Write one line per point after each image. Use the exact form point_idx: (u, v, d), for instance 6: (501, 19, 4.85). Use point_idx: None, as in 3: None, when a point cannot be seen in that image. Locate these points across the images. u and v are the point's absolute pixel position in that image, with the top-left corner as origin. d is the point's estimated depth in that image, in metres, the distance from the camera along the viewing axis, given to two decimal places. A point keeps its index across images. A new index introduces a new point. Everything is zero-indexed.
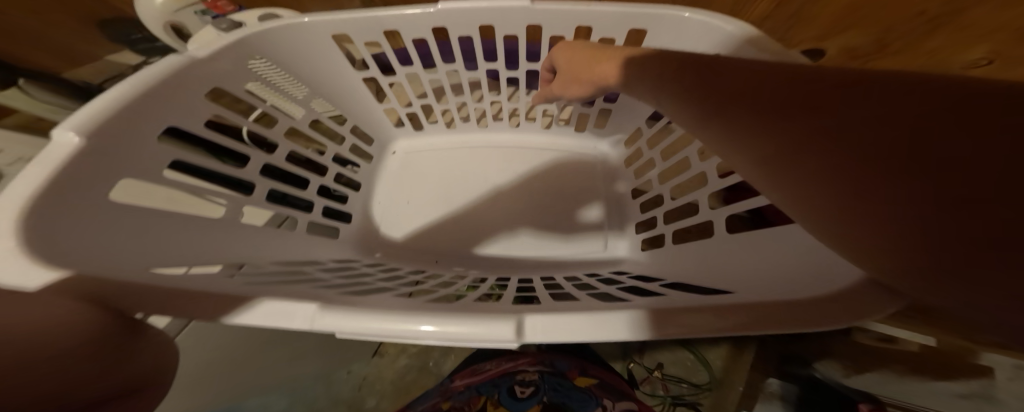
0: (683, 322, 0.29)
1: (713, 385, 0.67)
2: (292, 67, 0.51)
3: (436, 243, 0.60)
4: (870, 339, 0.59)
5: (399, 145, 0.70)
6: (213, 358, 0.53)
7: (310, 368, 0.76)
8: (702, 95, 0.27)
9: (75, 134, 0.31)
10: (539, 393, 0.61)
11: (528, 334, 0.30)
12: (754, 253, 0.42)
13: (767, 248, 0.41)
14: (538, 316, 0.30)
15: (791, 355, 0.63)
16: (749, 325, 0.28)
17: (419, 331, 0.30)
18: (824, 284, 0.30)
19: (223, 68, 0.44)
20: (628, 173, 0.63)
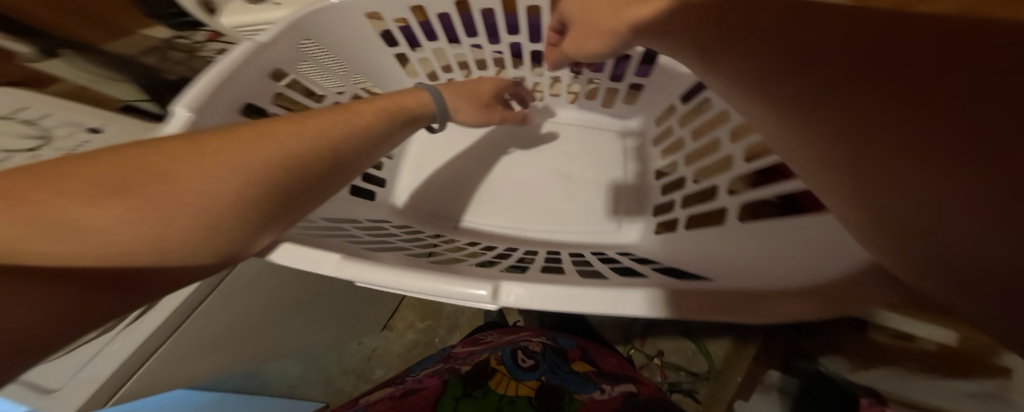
0: (698, 300, 0.30)
1: (711, 375, 0.67)
2: (336, 47, 0.51)
3: (455, 213, 0.60)
4: (887, 337, 0.48)
5: None
6: (246, 317, 0.53)
7: (326, 338, 0.80)
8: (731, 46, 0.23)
9: (185, 110, 0.35)
10: (540, 369, 0.52)
11: (504, 297, 0.31)
12: (767, 239, 0.41)
13: (777, 228, 0.41)
14: (516, 283, 0.31)
15: (795, 349, 0.58)
16: (759, 308, 0.29)
17: (445, 293, 0.31)
18: (828, 268, 0.30)
19: (282, 50, 0.45)
20: (655, 153, 0.61)
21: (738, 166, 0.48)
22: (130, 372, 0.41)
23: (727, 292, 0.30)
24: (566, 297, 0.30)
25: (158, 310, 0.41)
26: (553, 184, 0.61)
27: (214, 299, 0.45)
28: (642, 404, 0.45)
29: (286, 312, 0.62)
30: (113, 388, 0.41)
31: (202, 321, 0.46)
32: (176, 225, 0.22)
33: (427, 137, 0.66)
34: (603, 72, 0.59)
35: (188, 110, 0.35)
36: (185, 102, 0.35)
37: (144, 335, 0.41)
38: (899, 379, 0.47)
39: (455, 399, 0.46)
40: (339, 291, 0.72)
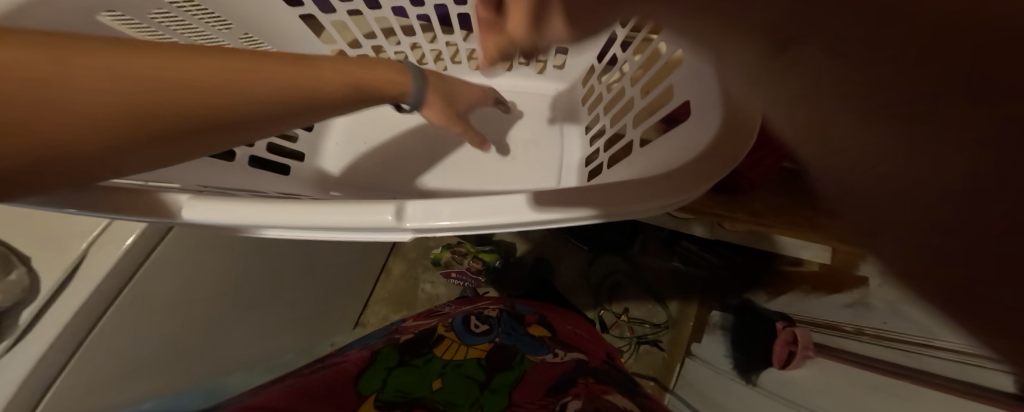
0: (580, 197, 0.32)
1: (670, 323, 0.72)
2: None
3: (400, 186, 0.58)
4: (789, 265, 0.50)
5: None
6: (180, 315, 0.47)
7: (288, 341, 0.71)
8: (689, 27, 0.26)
9: None
10: (493, 332, 0.53)
11: (407, 217, 0.32)
12: (652, 161, 0.42)
13: (664, 149, 0.42)
14: (418, 202, 0.33)
15: (730, 288, 0.61)
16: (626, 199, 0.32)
17: (363, 222, 0.33)
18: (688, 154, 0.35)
19: None
20: (582, 111, 0.62)
21: (639, 104, 0.49)
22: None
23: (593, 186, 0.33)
24: (474, 213, 0.32)
25: (43, 332, 0.34)
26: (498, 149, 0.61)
27: (119, 309, 0.39)
28: (591, 371, 0.44)
29: (227, 317, 0.55)
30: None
31: (109, 337, 0.39)
32: None
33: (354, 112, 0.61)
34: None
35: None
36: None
37: (29, 366, 0.33)
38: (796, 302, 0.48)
39: (388, 370, 0.45)
40: (292, 288, 0.66)
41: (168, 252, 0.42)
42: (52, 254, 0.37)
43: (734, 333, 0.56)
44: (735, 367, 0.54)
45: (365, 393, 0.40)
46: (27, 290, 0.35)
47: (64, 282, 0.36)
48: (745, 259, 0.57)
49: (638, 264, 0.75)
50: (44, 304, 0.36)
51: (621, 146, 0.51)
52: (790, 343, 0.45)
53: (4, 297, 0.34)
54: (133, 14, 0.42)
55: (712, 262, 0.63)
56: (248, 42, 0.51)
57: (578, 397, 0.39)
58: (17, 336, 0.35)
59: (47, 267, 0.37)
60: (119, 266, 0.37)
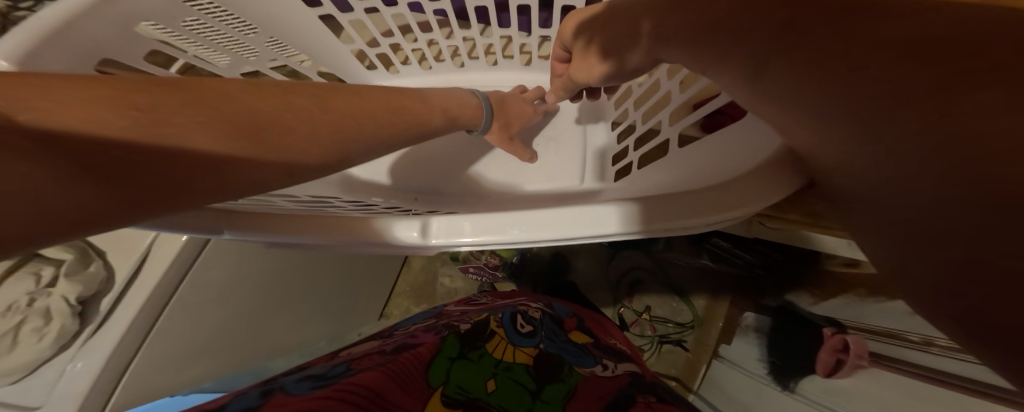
0: (651, 211, 0.32)
1: (697, 324, 0.68)
2: (242, 8, 0.45)
3: (417, 181, 0.60)
4: (840, 265, 0.44)
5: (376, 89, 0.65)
6: (229, 306, 0.50)
7: (319, 333, 0.75)
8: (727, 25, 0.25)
9: None
10: (538, 336, 0.52)
11: (433, 234, 0.35)
12: (699, 167, 0.42)
13: (718, 149, 0.40)
14: (443, 218, 0.35)
15: (763, 288, 0.57)
16: (701, 211, 0.32)
17: (407, 243, 0.35)
18: (748, 165, 0.34)
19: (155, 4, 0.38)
20: (610, 105, 0.59)
21: (676, 98, 0.47)
22: (108, 392, 0.38)
23: (651, 200, 0.33)
24: (527, 230, 0.33)
25: (119, 317, 0.39)
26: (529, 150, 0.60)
27: (181, 297, 0.43)
28: (649, 388, 0.41)
29: (269, 309, 0.59)
30: (96, 405, 0.37)
31: (173, 324, 0.43)
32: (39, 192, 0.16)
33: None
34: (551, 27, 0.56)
35: (8, 62, 0.28)
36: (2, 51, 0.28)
37: (112, 345, 0.38)
38: (847, 305, 0.43)
39: (450, 360, 0.46)
40: (324, 282, 0.70)
41: (220, 250, 0.45)
42: (120, 251, 0.42)
43: (773, 337, 0.53)
44: (770, 372, 0.52)
45: (433, 385, 0.42)
46: (105, 281, 0.40)
47: (134, 272, 0.41)
48: (785, 259, 0.53)
49: (666, 261, 0.72)
50: (118, 293, 0.40)
51: (654, 144, 0.49)
52: (837, 351, 0.42)
53: (84, 287, 0.39)
54: (169, 24, 0.41)
55: (747, 261, 0.60)
56: (276, 45, 0.51)
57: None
58: (98, 322, 0.39)
59: (119, 263, 0.42)
60: (177, 261, 0.41)
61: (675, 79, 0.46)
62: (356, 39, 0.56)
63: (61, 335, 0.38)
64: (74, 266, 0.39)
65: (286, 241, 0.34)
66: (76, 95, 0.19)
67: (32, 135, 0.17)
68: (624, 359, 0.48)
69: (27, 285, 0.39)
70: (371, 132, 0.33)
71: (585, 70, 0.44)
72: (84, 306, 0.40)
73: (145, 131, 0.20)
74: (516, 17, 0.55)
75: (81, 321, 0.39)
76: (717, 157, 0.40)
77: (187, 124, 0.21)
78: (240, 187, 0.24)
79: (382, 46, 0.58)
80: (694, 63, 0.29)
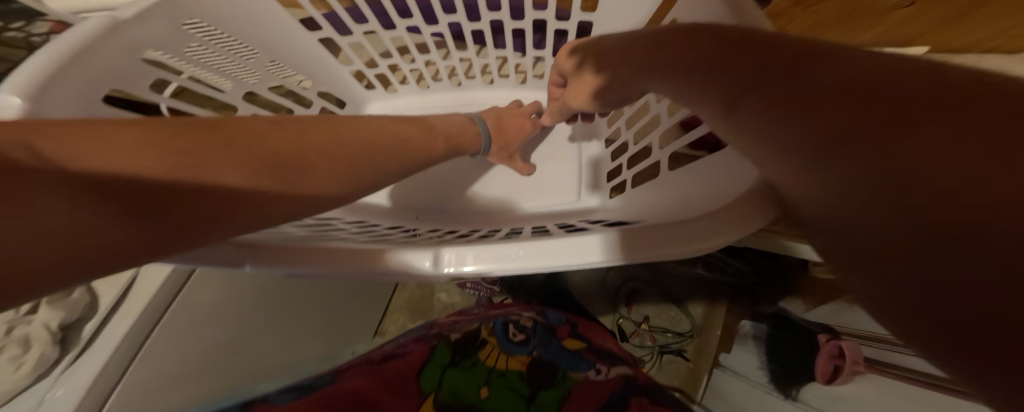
0: (646, 239, 0.33)
1: (695, 333, 0.68)
2: (242, 33, 0.46)
3: (416, 199, 0.60)
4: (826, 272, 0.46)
5: (374, 109, 0.66)
6: (220, 326, 0.50)
7: (316, 355, 0.73)
8: (713, 58, 0.28)
9: (18, 98, 0.27)
10: (530, 344, 0.50)
11: (444, 263, 0.35)
12: (686, 188, 0.43)
13: (704, 170, 0.41)
14: (452, 250, 0.35)
15: (760, 296, 0.58)
16: (685, 237, 0.33)
17: (418, 271, 0.35)
18: (733, 188, 0.35)
19: (159, 32, 0.39)
20: (602, 123, 0.60)
21: (665, 121, 0.48)
22: None
23: (645, 229, 0.34)
24: (533, 257, 0.34)
25: (103, 343, 0.38)
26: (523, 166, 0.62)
27: (169, 319, 0.42)
28: (642, 389, 0.41)
29: (260, 329, 0.58)
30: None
31: (160, 349, 0.42)
32: (65, 223, 0.16)
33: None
34: (545, 48, 0.58)
35: (21, 98, 0.27)
36: (15, 86, 0.27)
37: (94, 371, 0.37)
38: (841, 311, 0.44)
39: (442, 368, 0.46)
40: (319, 299, 0.69)
41: (201, 284, 0.45)
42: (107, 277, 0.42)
43: (771, 343, 0.53)
44: (771, 380, 0.51)
45: (425, 391, 0.43)
46: (88, 307, 0.40)
47: (121, 296, 0.40)
48: (777, 267, 0.56)
49: (662, 272, 0.72)
50: (102, 318, 0.39)
51: (647, 164, 0.50)
52: (834, 357, 0.42)
53: (67, 312, 0.38)
54: (172, 51, 0.41)
55: (740, 269, 0.61)
56: (274, 66, 0.52)
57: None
58: (80, 347, 0.38)
59: (103, 288, 0.41)
60: (167, 284, 0.41)
61: (662, 103, 0.47)
62: (354, 61, 0.57)
63: (40, 364, 0.37)
64: (56, 294, 0.39)
65: (294, 270, 0.33)
66: (94, 130, 0.19)
67: (49, 167, 0.16)
68: (619, 361, 0.47)
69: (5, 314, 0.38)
70: (379, 157, 0.33)
71: (580, 96, 0.45)
72: (66, 332, 0.39)
73: (163, 162, 0.20)
74: (511, 38, 0.57)
75: (61, 349, 0.38)
76: (703, 180, 0.41)
77: (203, 156, 0.22)
78: (255, 217, 0.24)
79: (381, 67, 0.59)
80: (675, 92, 0.31)
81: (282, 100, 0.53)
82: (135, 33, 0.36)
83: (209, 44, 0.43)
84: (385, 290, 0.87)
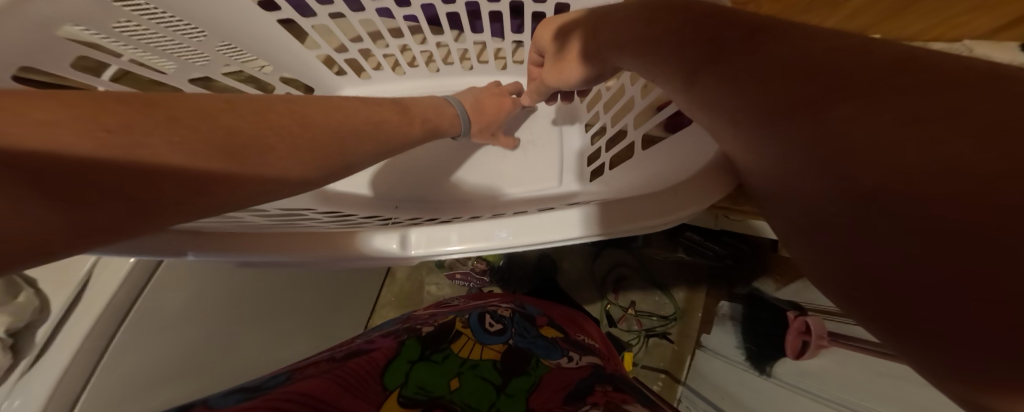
0: (623, 211, 0.33)
1: (678, 315, 0.70)
2: (194, 13, 0.42)
3: (398, 189, 0.58)
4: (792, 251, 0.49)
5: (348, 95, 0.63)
6: (192, 326, 0.47)
7: (298, 353, 0.71)
8: (675, 34, 0.28)
9: None
10: (508, 333, 0.51)
11: (412, 245, 0.34)
12: (658, 164, 0.43)
13: (666, 153, 0.42)
14: (421, 231, 0.34)
15: (735, 277, 0.60)
16: (662, 210, 0.33)
17: (386, 255, 0.34)
18: (698, 162, 0.36)
19: (89, 9, 0.35)
20: (581, 108, 0.60)
21: (640, 104, 0.48)
22: None
23: (622, 202, 0.34)
24: (511, 235, 0.33)
25: (58, 352, 0.35)
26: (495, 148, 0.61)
27: (135, 323, 0.40)
28: (607, 379, 0.41)
29: (239, 326, 0.56)
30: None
31: (126, 353, 0.40)
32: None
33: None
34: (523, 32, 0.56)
35: None
36: None
37: (53, 383, 0.34)
38: (805, 289, 0.47)
39: (410, 363, 0.45)
40: (298, 294, 0.66)
41: (170, 276, 0.42)
42: (59, 276, 0.38)
43: (747, 322, 0.55)
44: (746, 358, 0.54)
45: (389, 388, 0.41)
46: (39, 310, 0.36)
47: (77, 296, 0.37)
48: (750, 249, 0.57)
49: (647, 257, 0.73)
50: (57, 323, 0.36)
51: (623, 147, 0.51)
52: (802, 333, 0.45)
53: (15, 318, 0.35)
54: (98, 27, 0.37)
55: (717, 252, 0.62)
56: (230, 50, 0.49)
57: (597, 406, 0.36)
58: (36, 354, 0.35)
59: (53, 289, 0.38)
60: (127, 282, 0.38)
61: (636, 85, 0.48)
62: (322, 45, 0.54)
63: None
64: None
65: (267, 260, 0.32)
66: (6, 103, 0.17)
67: None
68: (589, 352, 0.47)
69: None
70: (351, 142, 0.32)
71: (556, 76, 0.45)
72: (15, 338, 0.36)
73: (93, 135, 0.18)
74: (488, 22, 0.55)
75: (12, 357, 0.35)
76: (669, 161, 0.41)
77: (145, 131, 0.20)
78: (209, 205, 0.23)
79: (351, 52, 0.56)
80: (644, 70, 0.31)
81: (238, 85, 0.51)
82: (53, 8, 0.33)
83: (152, 24, 0.40)
84: (371, 284, 0.86)
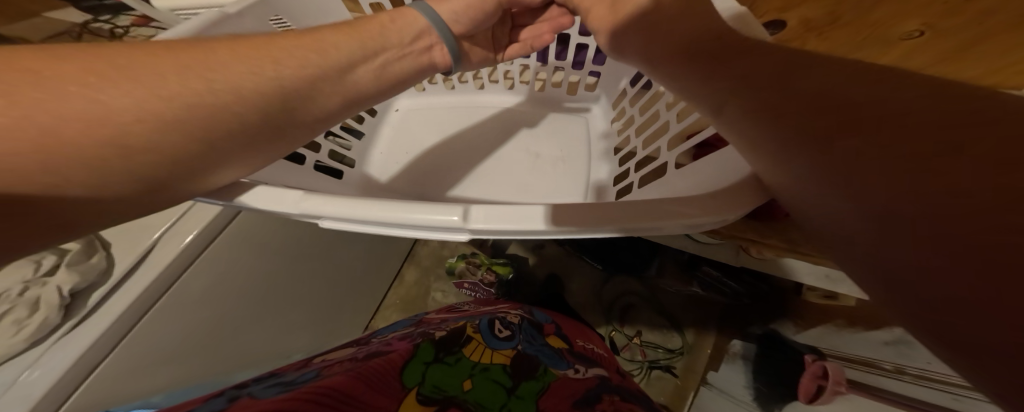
0: (657, 210, 0.31)
1: (686, 350, 0.68)
2: None
3: (419, 190, 0.59)
4: (819, 297, 0.46)
5: (403, 103, 0.68)
6: (211, 310, 0.49)
7: (299, 342, 0.73)
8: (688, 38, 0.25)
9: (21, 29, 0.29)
10: (516, 339, 0.50)
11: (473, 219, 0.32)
12: (688, 183, 0.43)
13: (694, 176, 0.42)
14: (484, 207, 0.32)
15: (752, 315, 0.59)
16: (696, 215, 0.31)
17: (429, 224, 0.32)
18: (725, 178, 0.35)
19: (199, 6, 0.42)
20: (610, 131, 0.61)
21: (673, 128, 0.48)
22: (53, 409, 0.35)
23: (667, 202, 0.32)
24: (521, 217, 0.31)
25: (100, 317, 0.37)
26: (522, 161, 0.60)
27: (167, 299, 0.42)
28: (614, 389, 0.42)
29: (247, 314, 0.57)
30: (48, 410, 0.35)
31: (153, 326, 0.42)
32: None
33: (399, 122, 0.66)
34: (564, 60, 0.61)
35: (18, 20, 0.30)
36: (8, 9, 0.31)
37: (87, 345, 0.36)
38: (829, 334, 0.45)
39: (426, 365, 0.44)
40: (312, 286, 0.68)
41: (244, 221, 0.47)
42: (127, 244, 0.41)
43: (759, 363, 0.53)
44: (756, 398, 0.52)
45: (408, 386, 0.41)
46: (103, 272, 0.39)
47: (129, 272, 0.39)
48: (771, 290, 0.55)
49: (656, 288, 0.72)
50: (112, 287, 0.39)
51: (654, 167, 0.51)
52: (817, 377, 0.43)
53: (82, 277, 0.37)
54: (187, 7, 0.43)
55: (734, 290, 0.60)
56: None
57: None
58: (81, 318, 0.37)
59: (120, 257, 0.40)
60: (183, 254, 0.41)
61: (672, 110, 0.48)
62: None
63: (42, 328, 0.36)
64: (77, 256, 0.38)
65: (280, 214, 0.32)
66: None
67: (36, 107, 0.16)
68: (594, 363, 0.47)
69: (23, 272, 0.37)
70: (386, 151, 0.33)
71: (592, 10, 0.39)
72: (73, 297, 0.38)
73: None
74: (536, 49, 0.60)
75: (64, 314, 0.37)
76: (693, 185, 0.41)
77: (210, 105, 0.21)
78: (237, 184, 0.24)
79: None
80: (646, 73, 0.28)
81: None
82: None
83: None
84: (379, 282, 0.87)
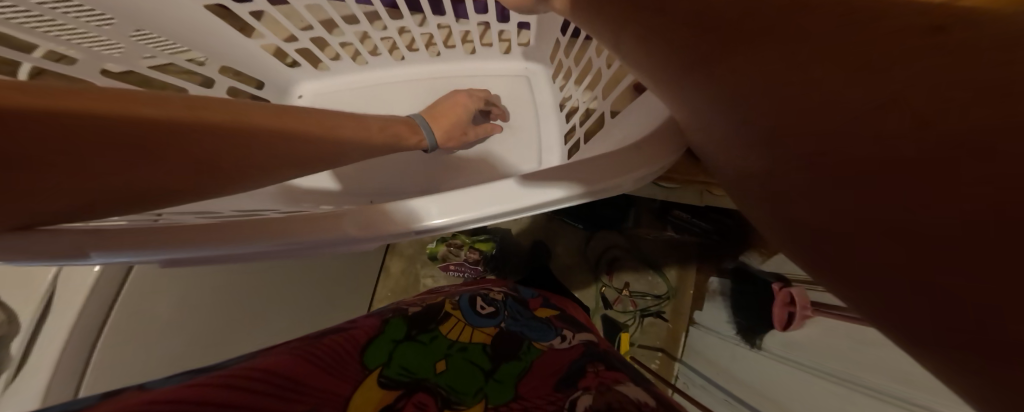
0: (608, 164, 0.32)
1: (671, 294, 0.71)
2: None
3: (371, 182, 0.58)
4: None
5: (306, 87, 0.62)
6: (174, 333, 0.45)
7: None
8: None
9: None
10: (500, 315, 0.51)
11: (379, 227, 0.31)
12: (623, 126, 0.42)
13: (631, 121, 0.40)
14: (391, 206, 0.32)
15: (723, 252, 0.60)
16: (649, 160, 0.32)
17: (332, 247, 0.32)
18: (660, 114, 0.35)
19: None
20: (554, 87, 0.60)
21: (606, 74, 0.46)
22: None
23: (607, 157, 0.32)
24: (470, 202, 0.32)
25: (35, 363, 0.34)
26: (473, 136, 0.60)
27: (115, 328, 0.38)
28: (597, 357, 0.41)
29: (228, 329, 0.54)
30: None
31: (116, 358, 0.38)
32: None
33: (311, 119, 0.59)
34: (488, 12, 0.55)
35: None
36: None
37: (41, 389, 0.33)
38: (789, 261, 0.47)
39: (395, 342, 0.42)
40: (287, 296, 0.64)
41: (140, 283, 0.39)
42: (19, 288, 0.37)
43: (735, 298, 0.56)
44: (737, 332, 0.56)
45: (369, 367, 0.38)
46: (8, 323, 0.35)
47: (42, 314, 0.35)
48: (735, 223, 0.56)
49: (637, 237, 0.73)
50: (30, 332, 0.35)
51: (594, 120, 0.50)
52: (787, 304, 0.46)
53: None
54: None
55: (703, 228, 0.61)
56: None
57: (589, 390, 0.35)
58: (16, 366, 0.34)
59: (20, 302, 0.36)
60: (100, 284, 0.36)
61: (602, 56, 0.46)
62: (268, 36, 0.53)
63: None
64: None
65: (197, 255, 0.29)
66: None
67: None
68: (582, 329, 0.48)
69: None
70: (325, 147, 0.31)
71: None
72: None
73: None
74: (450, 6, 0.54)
75: None
76: (625, 131, 0.40)
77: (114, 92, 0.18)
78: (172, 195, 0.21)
79: (303, 41, 0.55)
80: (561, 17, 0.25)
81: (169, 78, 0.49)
82: None
83: (42, 9, 0.38)
84: (367, 279, 0.85)
